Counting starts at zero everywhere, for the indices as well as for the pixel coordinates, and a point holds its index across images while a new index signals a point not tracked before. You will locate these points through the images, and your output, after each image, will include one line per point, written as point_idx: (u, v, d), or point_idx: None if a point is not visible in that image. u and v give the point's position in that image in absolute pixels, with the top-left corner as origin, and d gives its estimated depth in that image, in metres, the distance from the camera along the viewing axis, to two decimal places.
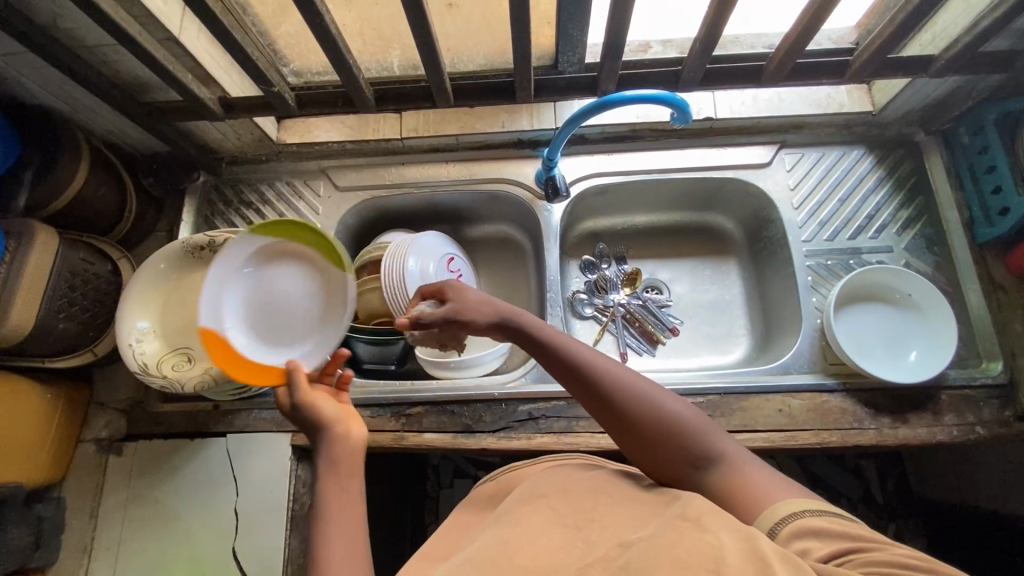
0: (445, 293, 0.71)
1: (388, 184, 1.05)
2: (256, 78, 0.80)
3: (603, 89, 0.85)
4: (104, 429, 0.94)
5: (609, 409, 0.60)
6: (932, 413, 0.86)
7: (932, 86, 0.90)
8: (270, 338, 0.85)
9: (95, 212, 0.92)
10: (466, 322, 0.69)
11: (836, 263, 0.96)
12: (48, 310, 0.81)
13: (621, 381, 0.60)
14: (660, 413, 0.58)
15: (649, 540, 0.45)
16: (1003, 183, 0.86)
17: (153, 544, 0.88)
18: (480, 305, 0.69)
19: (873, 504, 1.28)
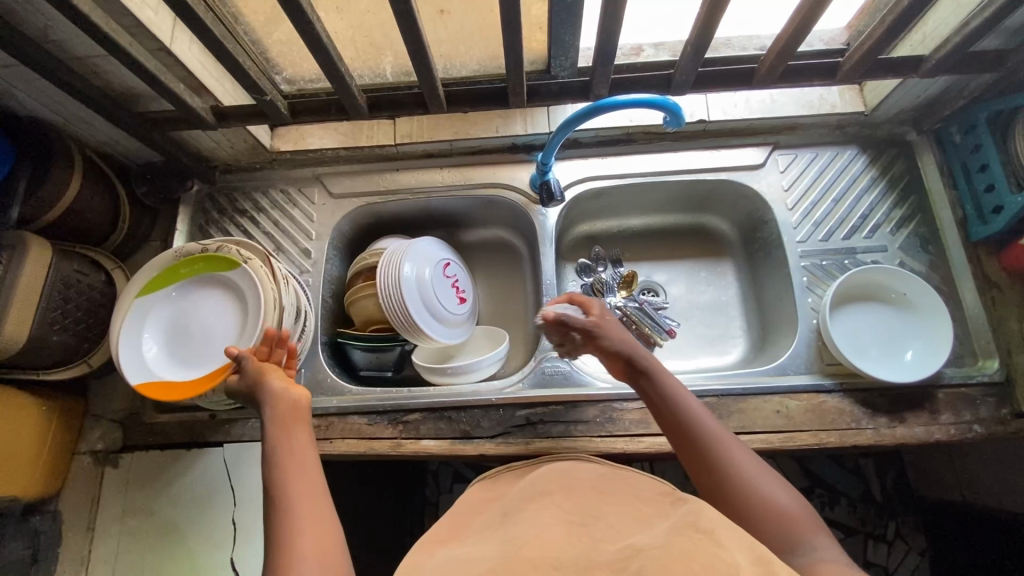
0: (592, 308, 0.79)
1: (383, 190, 1.05)
2: (248, 87, 0.80)
3: (596, 93, 0.85)
4: (100, 441, 0.94)
5: (687, 447, 0.67)
6: (929, 413, 0.86)
7: (924, 86, 0.90)
8: (195, 361, 0.82)
9: (88, 223, 0.92)
10: (603, 338, 0.76)
11: (831, 263, 0.96)
12: (42, 323, 0.81)
13: (706, 426, 0.68)
14: (740, 463, 0.64)
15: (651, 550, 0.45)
16: (996, 181, 0.87)
17: (149, 557, 0.88)
18: (616, 326, 0.77)
19: (873, 502, 1.28)
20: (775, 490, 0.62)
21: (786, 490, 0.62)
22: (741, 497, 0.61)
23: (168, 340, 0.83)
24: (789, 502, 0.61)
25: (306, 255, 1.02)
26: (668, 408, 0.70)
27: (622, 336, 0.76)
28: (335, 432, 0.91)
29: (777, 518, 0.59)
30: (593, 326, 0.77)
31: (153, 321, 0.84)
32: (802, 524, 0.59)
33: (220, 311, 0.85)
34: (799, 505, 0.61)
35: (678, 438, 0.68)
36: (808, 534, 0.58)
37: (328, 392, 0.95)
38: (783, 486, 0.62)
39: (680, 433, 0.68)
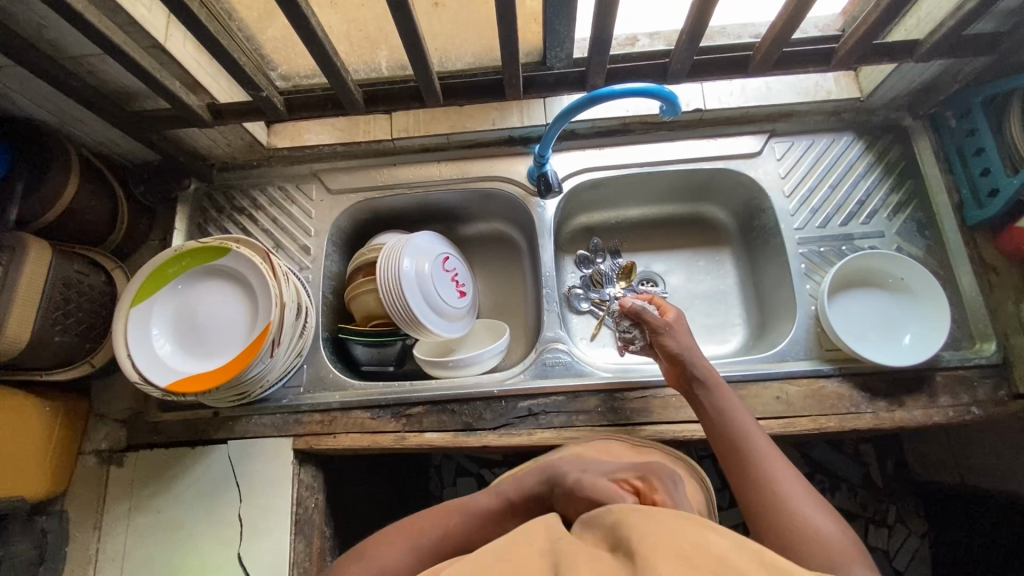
0: (669, 312, 0.84)
1: (380, 185, 1.05)
2: (244, 83, 0.80)
3: (592, 83, 0.85)
4: (104, 440, 0.94)
5: (735, 459, 0.70)
6: (928, 395, 0.87)
7: (919, 70, 0.90)
8: (203, 352, 0.84)
9: (87, 223, 0.92)
10: (671, 339, 0.81)
11: (828, 250, 0.97)
12: (44, 323, 0.81)
13: (757, 443, 0.71)
14: (784, 484, 0.65)
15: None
16: (991, 164, 0.88)
17: (156, 554, 0.88)
18: (686, 329, 0.83)
19: (874, 487, 1.29)
20: (820, 514, 0.62)
21: (834, 521, 0.61)
22: (780, 510, 0.63)
23: (175, 333, 0.84)
24: (832, 531, 0.60)
25: (305, 251, 1.02)
26: (723, 419, 0.75)
27: (689, 341, 0.81)
28: (338, 426, 0.92)
29: (813, 541, 0.59)
30: (664, 324, 0.82)
31: (157, 315, 0.84)
32: (843, 553, 0.58)
33: (226, 304, 0.86)
34: (845, 537, 0.59)
35: (728, 451, 0.72)
36: (846, 562, 0.57)
37: (330, 388, 0.95)
38: (831, 516, 0.61)
39: (730, 445, 0.72)
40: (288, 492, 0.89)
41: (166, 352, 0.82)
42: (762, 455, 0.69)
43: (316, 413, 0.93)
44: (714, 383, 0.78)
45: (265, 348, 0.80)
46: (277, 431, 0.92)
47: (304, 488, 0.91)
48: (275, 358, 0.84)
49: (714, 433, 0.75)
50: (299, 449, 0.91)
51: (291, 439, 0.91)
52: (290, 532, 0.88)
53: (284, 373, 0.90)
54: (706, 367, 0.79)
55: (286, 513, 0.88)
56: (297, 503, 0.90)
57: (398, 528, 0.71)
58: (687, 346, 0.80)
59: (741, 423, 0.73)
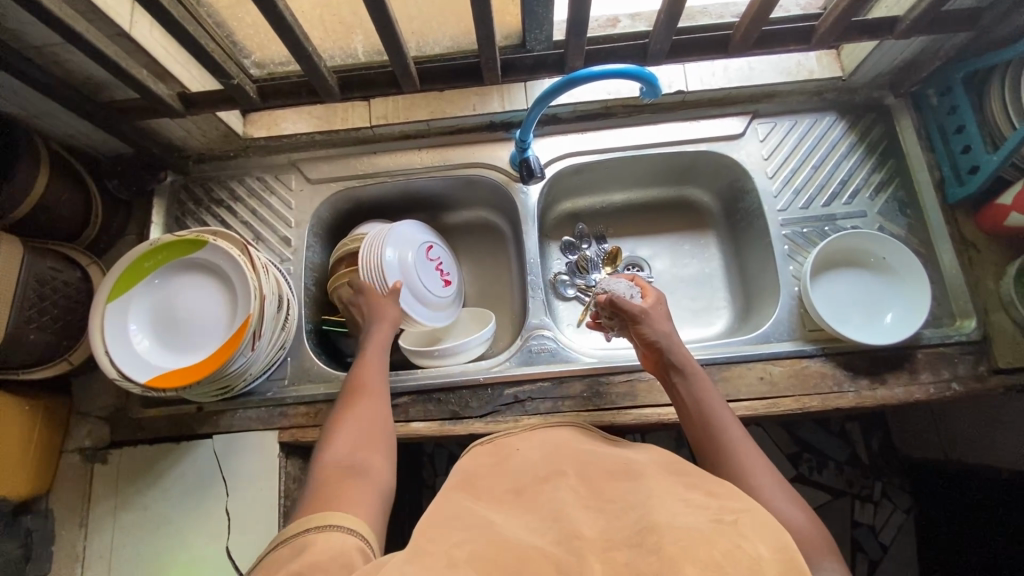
0: (649, 295, 0.85)
1: (361, 174, 1.03)
2: (214, 71, 0.78)
3: (572, 66, 0.83)
4: (87, 438, 0.93)
5: (706, 445, 0.71)
6: (909, 372, 0.88)
7: (899, 48, 0.90)
8: (181, 346, 0.82)
9: (59, 218, 0.90)
10: (645, 325, 0.80)
11: (812, 230, 0.97)
12: (17, 321, 0.79)
13: (730, 431, 0.70)
14: (755, 471, 0.66)
15: (684, 532, 0.47)
16: (972, 142, 0.88)
17: (144, 550, 0.88)
18: (663, 309, 0.83)
19: (860, 464, 1.31)
20: (793, 510, 0.62)
21: (803, 513, 0.62)
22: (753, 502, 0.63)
23: (153, 329, 0.83)
24: (800, 523, 0.60)
25: (286, 243, 1.01)
26: (698, 410, 0.74)
27: (668, 326, 0.81)
28: (324, 418, 0.91)
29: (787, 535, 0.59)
30: (641, 312, 0.81)
31: (135, 311, 0.82)
32: (812, 548, 0.59)
33: (203, 296, 0.84)
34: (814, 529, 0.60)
35: (700, 436, 0.72)
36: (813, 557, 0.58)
37: (314, 379, 0.94)
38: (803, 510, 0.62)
39: (703, 431, 0.72)
40: (275, 486, 0.89)
41: (145, 347, 0.81)
42: (735, 445, 0.69)
43: (300, 406, 0.92)
44: (687, 364, 0.78)
45: (245, 341, 0.79)
46: (262, 424, 0.91)
47: (291, 481, 0.91)
48: (257, 351, 0.83)
49: (687, 417, 0.75)
50: (286, 441, 0.91)
51: (277, 432, 0.91)
52: (279, 525, 0.87)
53: (268, 366, 0.90)
54: (680, 349, 0.79)
55: (274, 506, 0.88)
56: (285, 494, 0.89)
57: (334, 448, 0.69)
58: (668, 332, 0.80)
59: (716, 409, 0.73)
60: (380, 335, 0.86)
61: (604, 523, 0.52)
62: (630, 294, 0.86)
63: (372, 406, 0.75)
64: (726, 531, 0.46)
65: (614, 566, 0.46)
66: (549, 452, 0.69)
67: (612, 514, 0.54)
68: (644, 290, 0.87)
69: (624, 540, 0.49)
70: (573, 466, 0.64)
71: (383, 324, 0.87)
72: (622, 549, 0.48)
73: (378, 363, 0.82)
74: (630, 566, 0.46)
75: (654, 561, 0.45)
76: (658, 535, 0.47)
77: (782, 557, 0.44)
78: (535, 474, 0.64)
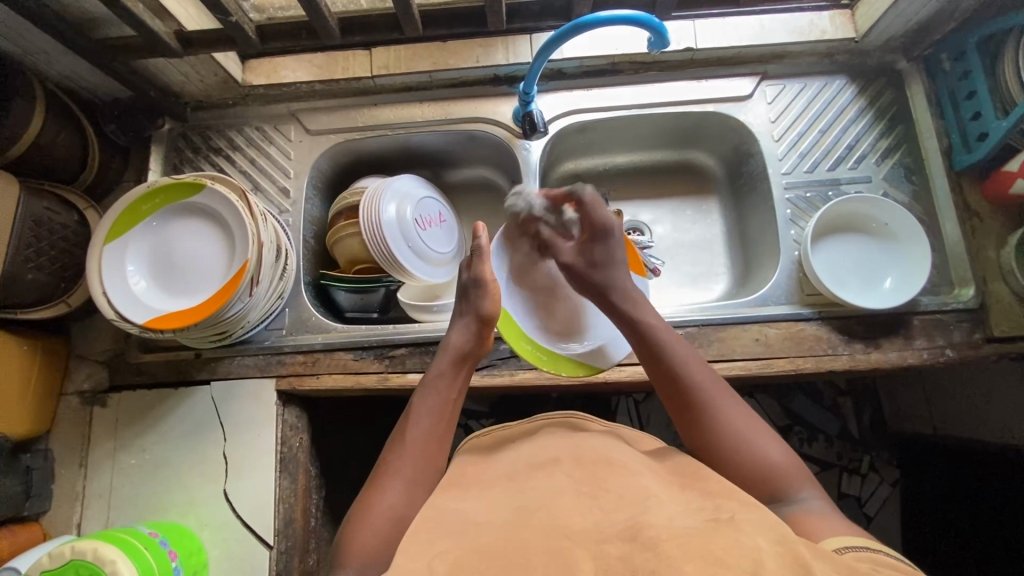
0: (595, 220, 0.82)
1: (361, 126, 1.02)
2: (211, 7, 0.75)
3: (578, 14, 0.81)
4: (86, 381, 0.94)
5: (681, 407, 0.68)
6: (904, 338, 0.88)
7: (917, 7, 0.87)
8: (177, 291, 0.82)
9: (55, 160, 0.89)
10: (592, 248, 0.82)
11: (815, 195, 0.96)
12: (14, 259, 0.79)
13: (699, 378, 0.69)
14: (726, 416, 0.66)
15: (680, 531, 0.50)
16: (983, 107, 0.87)
17: (143, 490, 0.89)
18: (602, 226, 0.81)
19: (850, 438, 1.33)
20: (765, 446, 0.64)
21: (780, 450, 0.64)
22: (723, 440, 0.65)
23: (151, 272, 0.82)
24: (777, 460, 0.63)
25: (285, 194, 1.00)
26: (642, 344, 0.73)
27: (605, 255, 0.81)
28: (321, 367, 0.92)
29: (763, 472, 0.62)
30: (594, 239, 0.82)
31: (132, 253, 0.82)
32: (800, 493, 0.61)
33: (199, 242, 0.84)
34: (788, 461, 0.64)
35: (664, 380, 0.70)
36: (802, 499, 0.61)
37: (312, 330, 0.95)
38: (777, 442, 0.65)
39: (672, 390, 0.69)
40: (271, 432, 0.90)
41: (142, 289, 0.81)
42: (698, 385, 0.68)
43: (297, 355, 0.93)
44: (643, 312, 0.76)
45: (243, 287, 0.79)
46: (259, 372, 0.92)
47: (288, 428, 0.92)
48: (254, 298, 0.83)
49: (660, 378, 0.71)
50: (283, 390, 0.92)
51: (274, 380, 0.92)
52: (276, 470, 0.89)
53: (265, 315, 0.90)
54: (635, 304, 0.77)
55: (271, 452, 0.89)
56: (282, 442, 0.90)
57: (358, 538, 0.60)
58: (604, 268, 0.80)
59: (672, 343, 0.72)
60: (440, 394, 0.73)
61: (593, 516, 0.55)
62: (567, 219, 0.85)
63: (409, 495, 0.64)
64: (722, 527, 0.50)
65: (605, 562, 0.48)
66: (544, 439, 0.69)
67: (606, 504, 0.56)
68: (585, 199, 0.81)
69: (615, 533, 0.52)
70: (567, 452, 0.65)
71: (445, 376, 0.74)
72: (613, 542, 0.50)
73: (423, 438, 0.68)
74: (622, 560, 0.48)
75: (650, 558, 0.47)
76: (653, 529, 0.51)
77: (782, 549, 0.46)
78: (529, 463, 0.65)
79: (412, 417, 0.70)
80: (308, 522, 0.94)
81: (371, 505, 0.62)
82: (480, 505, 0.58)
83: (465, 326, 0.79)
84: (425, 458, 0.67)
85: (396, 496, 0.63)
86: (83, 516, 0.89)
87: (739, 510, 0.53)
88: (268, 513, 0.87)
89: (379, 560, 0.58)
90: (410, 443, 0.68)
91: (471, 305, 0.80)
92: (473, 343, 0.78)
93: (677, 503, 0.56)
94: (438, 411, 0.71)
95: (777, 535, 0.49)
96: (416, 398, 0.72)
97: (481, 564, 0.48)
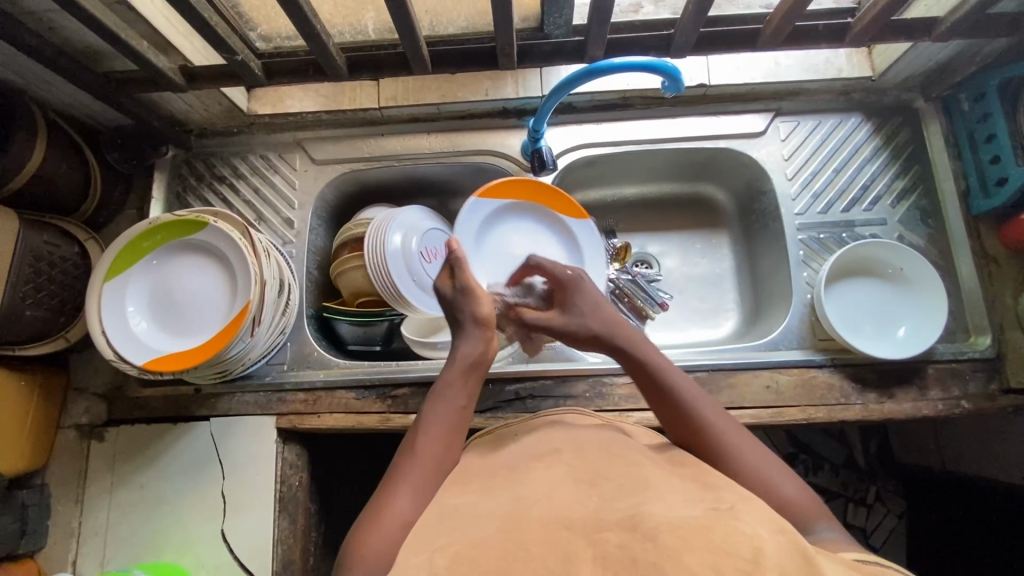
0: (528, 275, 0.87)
1: (367, 156, 1.00)
2: (217, 47, 0.73)
3: (591, 55, 0.79)
4: (84, 415, 0.92)
5: (696, 451, 0.65)
6: (919, 388, 0.86)
7: (936, 49, 0.85)
8: (177, 329, 0.81)
9: (57, 191, 0.87)
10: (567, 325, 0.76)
11: (829, 236, 0.94)
12: (13, 297, 0.78)
13: (714, 419, 0.65)
14: (744, 455, 0.63)
15: (680, 522, 0.49)
16: (1002, 152, 0.84)
17: (140, 528, 0.88)
18: (569, 279, 0.79)
19: (855, 468, 1.30)
20: (781, 481, 0.61)
21: (796, 485, 0.62)
22: (739, 479, 0.62)
23: (151, 310, 0.81)
24: (794, 494, 0.61)
25: (289, 225, 0.99)
26: (653, 388, 0.69)
27: (584, 303, 0.77)
28: (323, 405, 0.91)
29: (778, 509, 0.60)
30: (565, 290, 0.79)
31: (133, 292, 0.80)
32: (808, 513, 0.60)
33: (200, 278, 0.82)
34: (804, 496, 0.61)
35: (673, 423, 0.67)
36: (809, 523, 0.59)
37: (314, 366, 0.93)
38: (791, 479, 0.62)
39: (686, 429, 0.66)
40: (271, 471, 0.88)
41: (142, 329, 0.80)
42: (717, 429, 0.65)
43: (299, 392, 0.91)
44: (642, 348, 0.71)
45: (244, 327, 0.78)
46: (259, 409, 0.91)
47: (288, 467, 0.91)
48: (256, 338, 0.82)
49: (669, 419, 0.68)
50: (283, 427, 0.90)
51: (275, 418, 0.90)
52: (275, 509, 0.87)
53: (267, 350, 0.88)
54: (637, 343, 0.72)
55: (270, 492, 0.88)
56: (281, 480, 0.89)
57: (362, 545, 0.56)
58: (595, 312, 0.76)
59: (676, 381, 0.68)
60: (453, 400, 0.70)
61: (593, 503, 0.53)
62: (536, 288, 0.86)
63: (418, 504, 0.61)
64: (722, 517, 0.49)
65: (603, 551, 0.47)
66: (544, 431, 0.69)
67: (605, 493, 0.54)
68: (546, 267, 0.82)
69: (615, 521, 0.50)
70: (564, 441, 0.64)
71: (455, 383, 0.71)
72: (613, 531, 0.49)
73: (433, 446, 0.66)
74: (622, 548, 0.47)
75: (649, 548, 0.46)
76: (653, 521, 0.49)
77: (781, 537, 0.47)
78: (531, 452, 0.63)
79: (424, 425, 0.67)
80: (306, 561, 0.92)
81: (378, 513, 0.59)
82: (472, 498, 0.57)
83: (467, 330, 0.75)
84: (432, 472, 0.64)
85: (404, 504, 0.60)
86: (79, 553, 0.88)
87: (739, 501, 0.53)
88: (267, 554, 0.86)
89: (386, 567, 0.55)
90: (421, 450, 0.65)
91: (466, 312, 0.76)
92: (481, 348, 0.74)
93: (676, 492, 0.54)
94: (451, 416, 0.69)
95: (774, 524, 0.49)
96: (427, 405, 0.70)
97: (485, 560, 0.47)
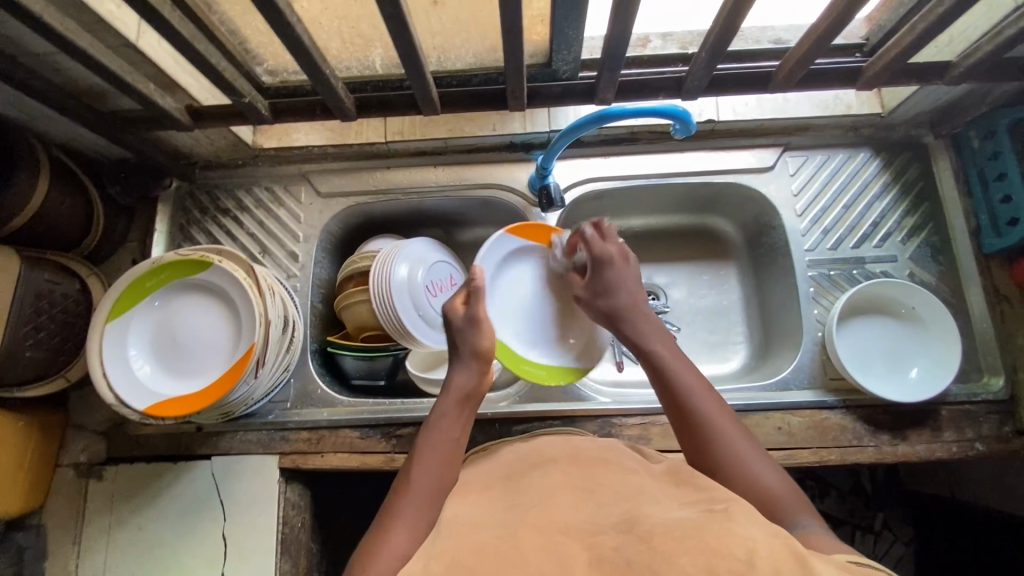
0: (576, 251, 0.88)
1: (373, 189, 0.99)
2: (224, 90, 0.73)
3: (602, 97, 0.79)
4: (83, 453, 0.90)
5: (685, 432, 0.65)
6: (932, 430, 0.85)
7: (944, 91, 0.85)
8: (179, 371, 0.79)
9: (58, 227, 0.86)
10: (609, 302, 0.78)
11: (839, 273, 0.93)
12: (12, 339, 0.76)
13: (700, 403, 0.65)
14: (731, 443, 0.62)
15: (674, 524, 0.46)
16: (1014, 191, 0.84)
17: (138, 570, 0.86)
18: (605, 258, 0.80)
19: (863, 493, 1.27)
20: (765, 473, 0.60)
21: (780, 478, 0.60)
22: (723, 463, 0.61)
23: (153, 351, 0.79)
24: (776, 485, 0.59)
25: (294, 259, 0.98)
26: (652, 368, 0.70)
27: (617, 286, 0.79)
28: (326, 445, 0.89)
29: (757, 498, 0.58)
30: (606, 264, 0.80)
31: (135, 334, 0.79)
32: (790, 505, 0.58)
33: (203, 319, 0.81)
34: (788, 490, 0.59)
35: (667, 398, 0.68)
36: (793, 516, 0.57)
37: (318, 404, 0.91)
38: (776, 471, 0.61)
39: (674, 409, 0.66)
40: (274, 512, 0.87)
41: (145, 372, 0.78)
42: (705, 413, 0.65)
43: (302, 431, 0.90)
44: (652, 336, 0.73)
45: (249, 370, 0.76)
46: (262, 449, 0.89)
47: (290, 507, 0.89)
48: (259, 379, 0.81)
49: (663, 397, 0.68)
50: (285, 467, 0.88)
51: (277, 457, 0.89)
52: (277, 552, 0.85)
53: (270, 389, 0.87)
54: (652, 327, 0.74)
55: (272, 533, 0.86)
56: (284, 521, 0.87)
57: None
58: (607, 297, 0.79)
59: (675, 365, 0.69)
60: (447, 432, 0.68)
61: (590, 508, 0.51)
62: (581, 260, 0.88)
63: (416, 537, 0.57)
64: (717, 518, 0.46)
65: (599, 553, 0.45)
66: (538, 439, 0.68)
67: (601, 498, 0.53)
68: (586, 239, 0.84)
69: (610, 524, 0.48)
70: (563, 451, 0.63)
71: (449, 415, 0.69)
72: (609, 535, 0.47)
73: (429, 477, 0.63)
74: (617, 551, 0.45)
75: (645, 551, 0.44)
76: (648, 524, 0.47)
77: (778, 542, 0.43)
78: (525, 461, 0.62)
79: (418, 457, 0.65)
80: None
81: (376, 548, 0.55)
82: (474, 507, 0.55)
83: (465, 362, 0.74)
84: (431, 502, 0.61)
85: (401, 540, 0.56)
86: None
87: (734, 502, 0.49)
88: None
89: None
90: (416, 483, 0.62)
91: (466, 344, 0.75)
92: (477, 381, 0.73)
93: (672, 498, 0.53)
94: (446, 447, 0.67)
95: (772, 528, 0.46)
96: (422, 435, 0.68)
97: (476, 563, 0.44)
